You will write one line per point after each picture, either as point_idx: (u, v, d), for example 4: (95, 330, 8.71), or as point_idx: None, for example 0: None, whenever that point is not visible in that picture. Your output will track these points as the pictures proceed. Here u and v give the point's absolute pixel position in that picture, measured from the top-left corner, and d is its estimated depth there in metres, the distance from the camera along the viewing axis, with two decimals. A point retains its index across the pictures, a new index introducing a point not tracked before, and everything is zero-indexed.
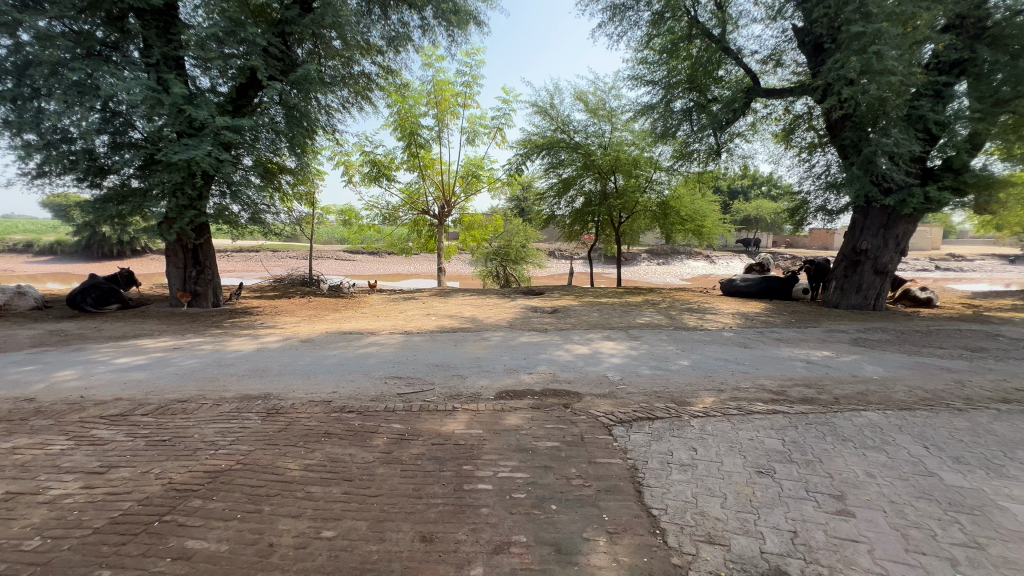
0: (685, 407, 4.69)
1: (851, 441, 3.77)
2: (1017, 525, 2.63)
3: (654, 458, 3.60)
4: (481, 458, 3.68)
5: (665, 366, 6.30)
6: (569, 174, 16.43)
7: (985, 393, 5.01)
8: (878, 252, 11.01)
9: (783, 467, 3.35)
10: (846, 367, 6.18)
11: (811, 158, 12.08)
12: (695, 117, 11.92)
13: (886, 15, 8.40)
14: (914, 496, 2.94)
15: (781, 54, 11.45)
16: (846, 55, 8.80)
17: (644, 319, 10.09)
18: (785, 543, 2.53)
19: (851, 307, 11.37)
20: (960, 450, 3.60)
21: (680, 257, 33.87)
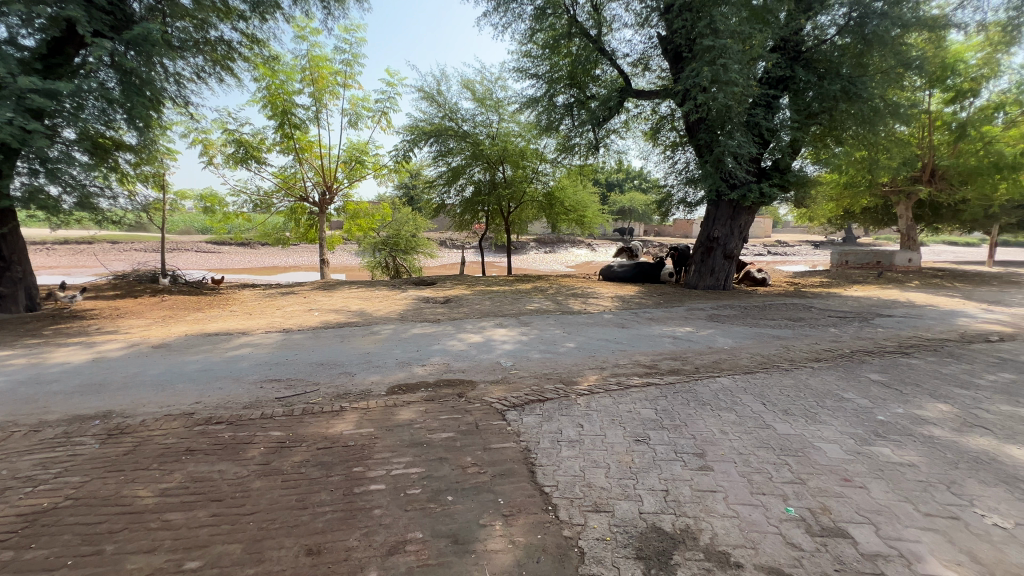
0: (572, 386, 4.99)
1: (708, 405, 4.33)
2: (828, 460, 3.25)
3: (545, 437, 3.76)
4: (372, 457, 3.51)
5: (553, 349, 6.62)
6: (458, 163, 16.26)
7: (804, 355, 6.11)
8: (726, 240, 12.73)
9: (655, 434, 3.73)
10: (704, 340, 7.09)
11: (674, 156, 13.49)
12: (575, 112, 12.55)
13: (730, 33, 9.63)
14: (756, 446, 3.47)
15: (648, 59, 12.52)
16: (699, 66, 9.91)
17: (534, 305, 10.49)
18: (658, 502, 2.81)
19: (707, 288, 13.02)
20: (787, 404, 4.33)
21: (565, 246, 35.84)
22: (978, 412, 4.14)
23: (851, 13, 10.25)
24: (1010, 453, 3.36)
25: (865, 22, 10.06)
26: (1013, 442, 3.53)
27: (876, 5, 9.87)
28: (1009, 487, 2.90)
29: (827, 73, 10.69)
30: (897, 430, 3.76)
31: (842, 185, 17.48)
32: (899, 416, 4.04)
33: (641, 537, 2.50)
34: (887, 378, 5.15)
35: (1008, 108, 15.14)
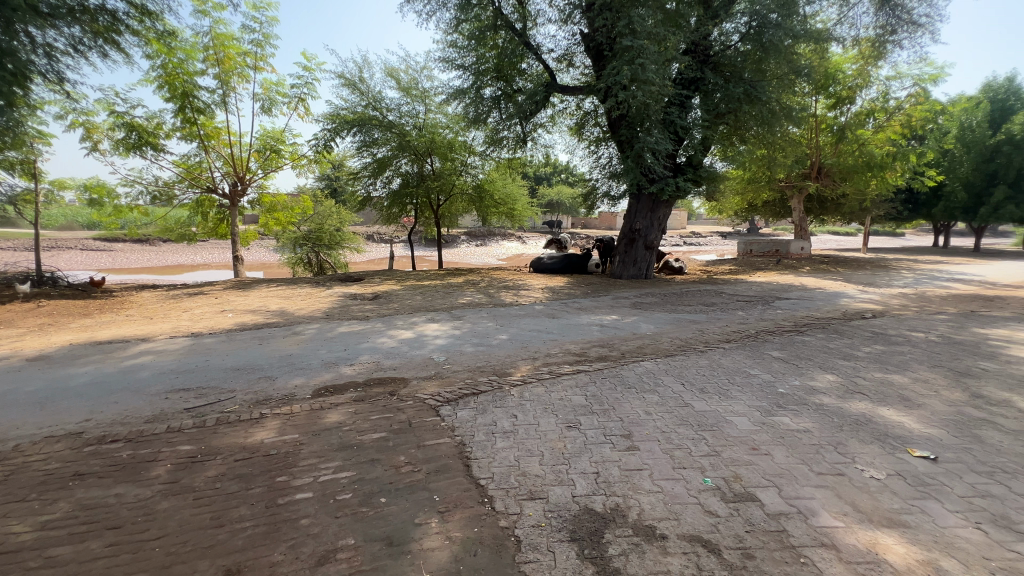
0: (505, 377, 5.03)
1: (633, 388, 4.56)
2: (739, 432, 3.55)
3: (479, 430, 3.76)
4: (298, 465, 3.31)
5: (486, 342, 6.64)
6: (384, 154, 15.65)
7: (716, 337, 6.64)
8: (647, 231, 13.46)
9: (586, 419, 3.87)
10: (628, 327, 7.46)
11: (597, 151, 13.98)
12: (502, 105, 12.56)
13: (646, 34, 10.10)
14: (677, 424, 3.72)
15: (572, 55, 12.82)
16: (619, 65, 10.31)
17: (466, 299, 10.43)
18: (590, 484, 2.92)
19: (631, 277, 13.70)
20: (703, 383, 4.68)
21: (496, 239, 35.98)
22: (858, 380, 4.73)
23: (751, 22, 11.14)
24: (883, 414, 3.88)
25: (763, 31, 10.98)
26: (884, 404, 4.09)
27: (771, 16, 10.80)
28: (882, 443, 3.35)
29: (732, 77, 11.58)
30: (794, 400, 4.19)
31: (746, 180, 19.12)
32: (796, 388, 4.51)
33: (575, 519, 2.58)
34: (786, 354, 5.73)
35: (877, 114, 17.38)
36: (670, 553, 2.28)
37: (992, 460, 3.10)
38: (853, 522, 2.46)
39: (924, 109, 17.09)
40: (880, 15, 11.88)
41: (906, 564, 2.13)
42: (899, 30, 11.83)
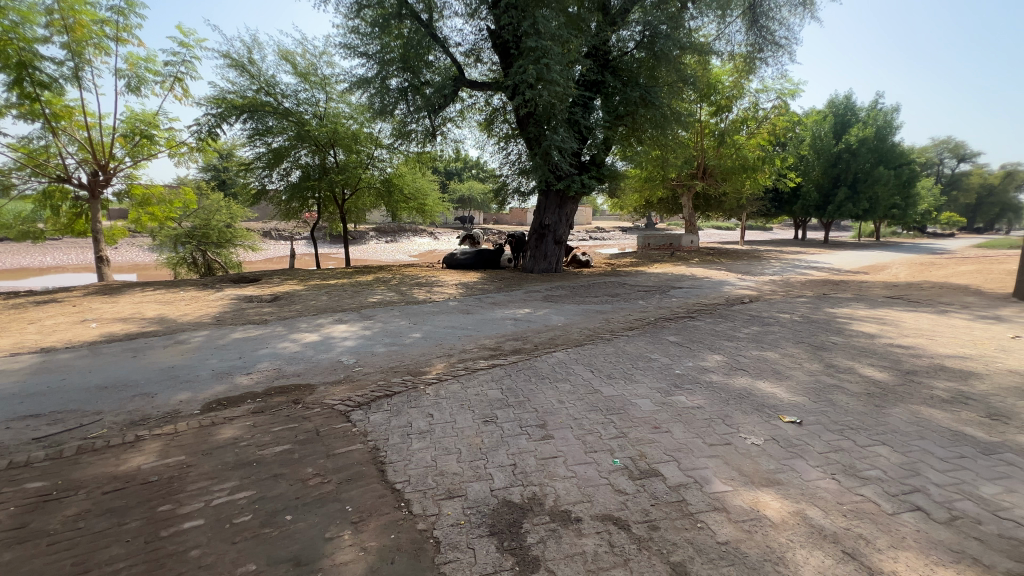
0: (420, 376, 4.92)
1: (546, 379, 4.71)
2: (642, 413, 3.82)
3: (394, 433, 3.63)
4: (185, 490, 2.94)
5: (399, 341, 6.44)
6: (280, 144, 14.45)
7: (621, 325, 7.08)
8: (556, 226, 13.92)
9: (502, 412, 3.91)
10: (541, 320, 7.68)
11: (507, 147, 14.16)
12: (410, 97, 12.16)
13: (550, 35, 10.39)
14: (588, 410, 3.90)
15: (479, 51, 12.80)
16: (526, 64, 10.49)
17: (376, 297, 10.01)
18: (508, 477, 2.96)
19: (542, 271, 14.11)
20: (610, 369, 4.97)
21: (407, 235, 35.06)
22: (739, 358, 5.32)
23: (644, 31, 11.99)
24: (760, 386, 4.40)
25: (654, 40, 11.88)
26: (760, 378, 4.64)
27: (661, 28, 11.75)
28: (760, 412, 3.80)
29: (629, 81, 12.36)
30: (688, 380, 4.60)
31: (644, 179, 20.63)
32: (690, 368, 4.96)
33: (493, 514, 2.59)
34: (681, 338, 6.28)
35: (749, 122, 19.70)
36: (584, 534, 2.38)
37: (842, 419, 3.66)
38: (739, 485, 2.75)
39: (785, 120, 19.71)
40: (750, 35, 13.45)
41: (780, 517, 2.44)
42: (765, 48, 13.47)
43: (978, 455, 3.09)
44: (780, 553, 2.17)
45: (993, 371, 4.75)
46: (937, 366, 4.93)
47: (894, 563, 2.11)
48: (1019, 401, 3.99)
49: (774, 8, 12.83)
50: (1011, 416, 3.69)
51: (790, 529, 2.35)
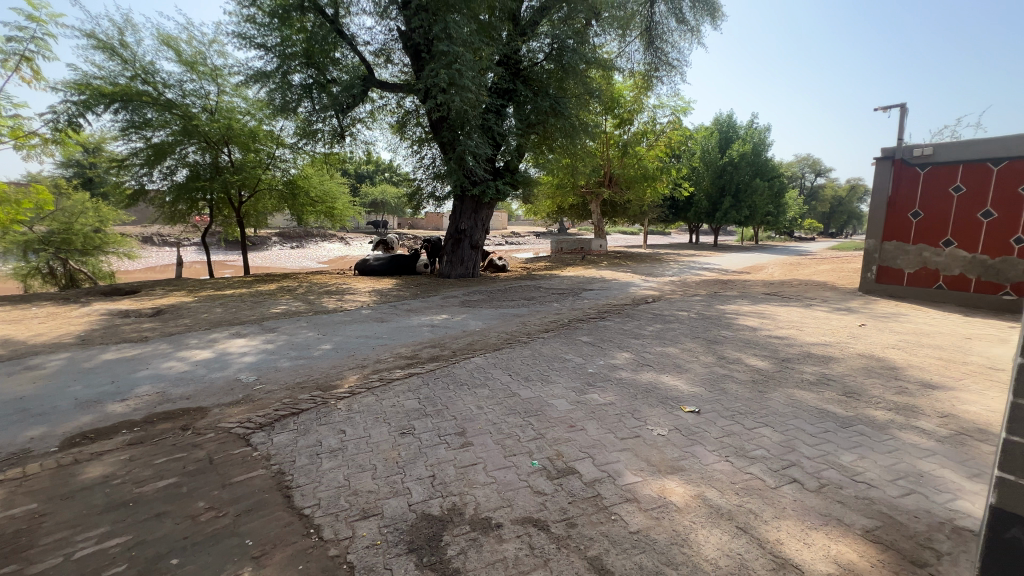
0: (330, 391, 4.63)
1: (464, 385, 4.66)
2: (558, 413, 3.93)
3: (302, 454, 3.37)
4: (38, 544, 2.47)
5: (307, 354, 6.01)
6: (162, 139, 12.87)
7: (537, 327, 7.25)
8: (472, 231, 13.92)
9: (420, 423, 3.80)
10: (458, 325, 7.62)
11: (420, 151, 13.91)
12: (314, 95, 11.46)
13: (462, 41, 10.38)
14: (507, 414, 3.92)
15: (390, 51, 12.45)
16: (438, 68, 10.38)
17: (280, 307, 9.27)
18: (427, 489, 2.87)
19: (459, 276, 14.04)
20: (527, 372, 5.05)
21: (315, 240, 33.01)
22: (645, 354, 5.69)
23: (552, 44, 12.48)
24: (664, 380, 4.74)
25: (562, 53, 12.41)
26: (664, 372, 4.99)
27: (568, 42, 12.32)
28: (664, 404, 4.08)
29: (539, 91, 12.75)
30: (600, 378, 4.82)
31: (555, 185, 21.42)
32: (601, 367, 5.20)
33: (412, 529, 2.50)
34: (594, 338, 6.58)
35: (649, 135, 21.29)
36: (505, 539, 2.38)
37: (733, 405, 4.06)
38: (647, 475, 2.93)
39: (679, 134, 21.60)
40: (648, 55, 14.56)
41: (684, 501, 2.63)
42: (660, 68, 14.64)
43: (838, 428, 3.59)
44: (685, 535, 2.34)
45: (847, 356, 5.57)
46: (805, 353, 5.66)
47: (777, 531, 2.36)
48: (866, 380, 4.71)
49: (667, 32, 14.03)
50: (861, 393, 4.35)
51: (692, 511, 2.54)
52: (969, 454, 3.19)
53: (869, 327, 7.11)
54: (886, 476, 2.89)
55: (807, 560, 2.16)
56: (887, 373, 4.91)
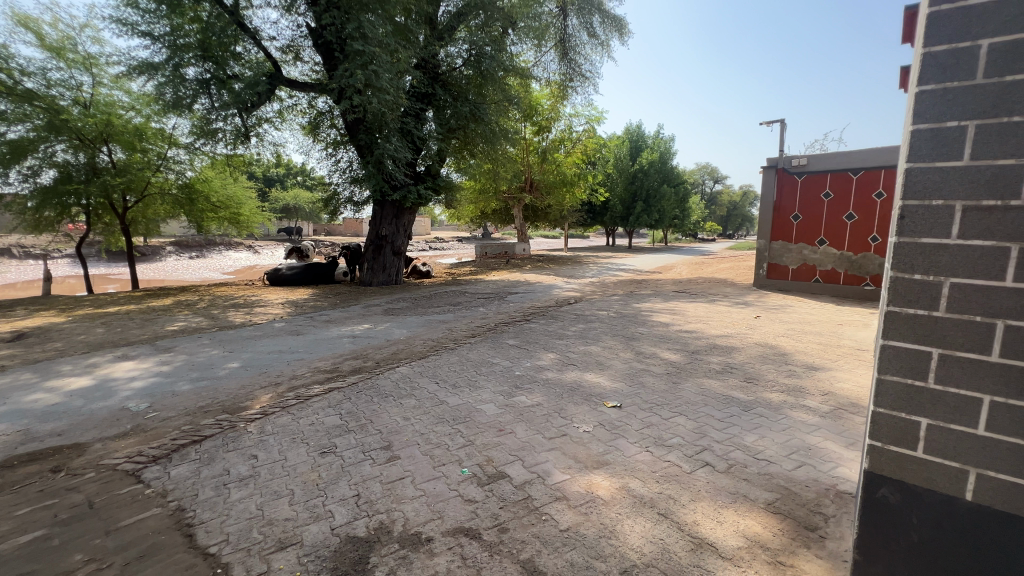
0: (239, 413, 4.23)
1: (390, 396, 4.49)
2: (487, 417, 3.91)
3: (206, 486, 3.03)
4: None
5: (210, 374, 5.44)
6: (22, 135, 11.06)
7: (464, 333, 7.19)
8: (393, 237, 13.52)
9: (341, 440, 3.59)
10: (382, 334, 7.34)
11: (336, 154, 13.26)
12: (213, 91, 10.48)
13: (378, 42, 10.05)
14: (435, 423, 3.83)
15: (299, 48, 11.75)
16: (352, 67, 9.96)
17: (177, 324, 8.33)
18: (351, 510, 2.71)
19: (381, 284, 13.57)
20: (455, 378, 4.98)
21: (218, 249, 30.23)
22: (569, 354, 5.86)
23: (470, 50, 12.53)
24: (588, 378, 4.92)
25: (481, 59, 12.49)
26: (587, 370, 5.18)
27: (486, 49, 12.45)
28: (588, 402, 4.23)
29: (459, 96, 12.73)
30: (527, 380, 4.89)
31: (478, 190, 21.51)
32: (527, 368, 5.28)
33: (336, 555, 2.34)
34: (520, 340, 6.66)
35: (566, 142, 22.10)
36: (437, 554, 2.31)
37: (650, 397, 4.31)
38: (575, 472, 3.00)
39: (594, 142, 22.68)
40: (563, 65, 15.12)
41: (610, 494, 2.73)
42: (575, 78, 15.27)
43: (740, 412, 3.94)
44: (612, 527, 2.43)
45: (745, 345, 6.15)
46: (711, 345, 6.17)
47: (694, 514, 2.53)
48: (762, 366, 5.23)
49: (580, 44, 14.69)
50: (758, 378, 4.82)
51: (618, 503, 2.64)
52: (845, 426, 3.66)
53: (763, 318, 7.91)
54: (781, 452, 3.22)
55: (720, 537, 2.33)
56: (778, 359, 5.48)
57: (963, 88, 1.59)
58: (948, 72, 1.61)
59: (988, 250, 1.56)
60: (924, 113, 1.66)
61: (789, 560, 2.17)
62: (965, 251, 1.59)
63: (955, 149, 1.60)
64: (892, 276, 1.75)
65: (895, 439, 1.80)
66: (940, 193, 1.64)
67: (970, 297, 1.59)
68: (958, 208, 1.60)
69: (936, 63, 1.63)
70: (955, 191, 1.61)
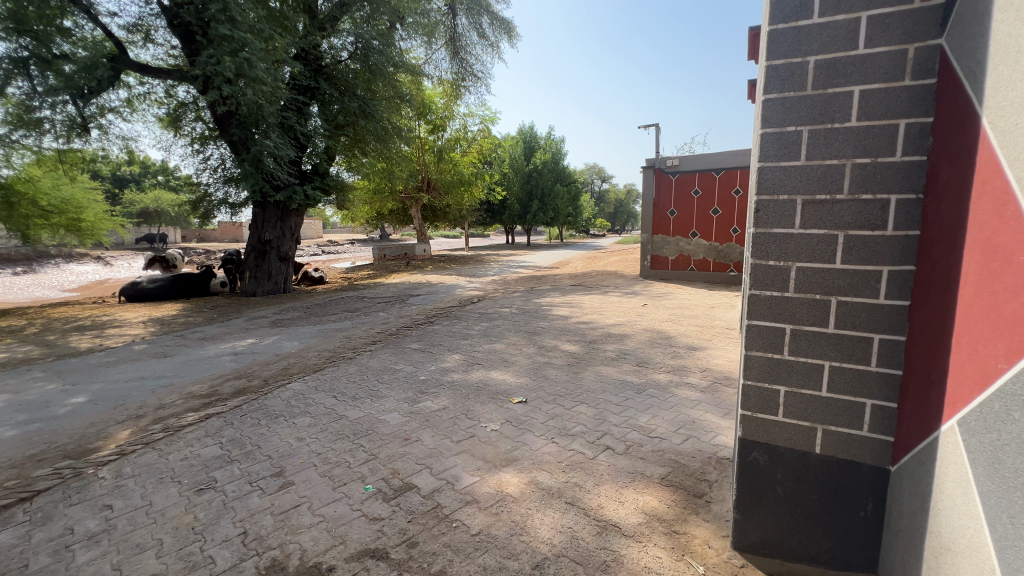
0: (87, 457, 3.54)
1: (280, 417, 4.09)
2: (390, 428, 3.74)
3: (42, 552, 2.48)
4: None
5: (45, 414, 4.50)
6: None
7: (363, 340, 6.83)
8: (279, 242, 12.39)
9: (222, 473, 3.17)
10: (269, 349, 6.67)
11: (203, 151, 11.73)
12: (34, 72, 8.66)
13: (248, 27, 9.04)
14: (333, 440, 3.56)
15: (149, 28, 10.16)
16: (219, 53, 8.86)
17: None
18: (236, 551, 2.40)
19: (267, 293, 12.36)
20: (354, 390, 4.69)
21: (53, 262, 25.29)
22: (473, 354, 5.84)
23: (356, 43, 11.93)
24: (493, 376, 4.94)
25: (368, 53, 11.95)
26: (492, 368, 5.20)
27: (373, 43, 11.92)
28: (494, 400, 4.24)
29: (346, 91, 12.06)
30: (432, 384, 4.76)
31: (372, 190, 20.58)
32: (432, 372, 5.15)
33: None
34: (423, 344, 6.49)
35: (462, 142, 22.13)
36: None
37: (554, 389, 4.45)
38: (484, 472, 2.98)
39: (489, 142, 22.97)
40: (454, 64, 15.03)
41: (519, 490, 2.75)
42: (467, 78, 15.26)
43: (634, 395, 4.23)
44: (522, 523, 2.44)
45: (636, 332, 6.64)
46: (606, 334, 6.57)
47: (598, 497, 2.65)
48: (651, 350, 5.68)
49: (470, 44, 14.72)
50: (648, 362, 5.23)
51: (527, 498, 2.67)
52: (721, 398, 4.11)
53: (649, 306, 8.62)
54: (671, 428, 3.51)
55: (622, 516, 2.47)
56: (664, 342, 6.00)
57: (798, 98, 1.83)
58: (785, 83, 1.85)
59: (823, 238, 1.82)
60: (771, 118, 1.88)
61: (682, 528, 2.36)
62: (807, 239, 1.85)
63: (794, 150, 1.84)
64: (753, 263, 1.96)
65: (761, 407, 2.03)
66: (785, 190, 1.87)
67: (812, 278, 1.85)
68: (799, 202, 1.85)
69: (776, 74, 1.86)
70: (797, 187, 1.85)
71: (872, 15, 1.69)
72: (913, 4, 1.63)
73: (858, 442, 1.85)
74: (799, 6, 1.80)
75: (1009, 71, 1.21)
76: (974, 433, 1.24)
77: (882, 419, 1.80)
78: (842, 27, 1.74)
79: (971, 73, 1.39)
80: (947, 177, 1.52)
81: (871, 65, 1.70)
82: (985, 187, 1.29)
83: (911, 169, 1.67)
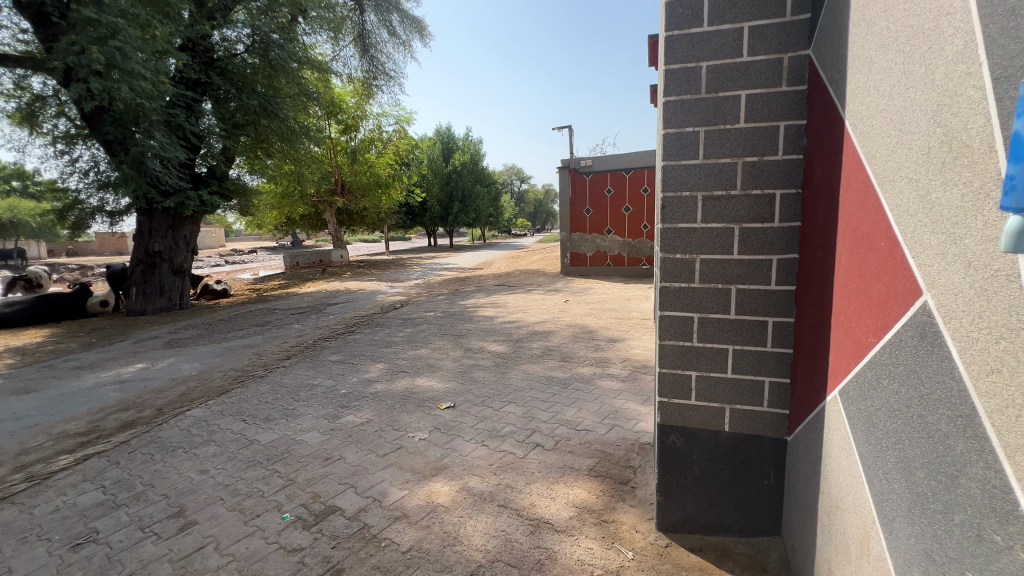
0: None
1: (178, 449, 3.65)
2: (309, 448, 3.48)
3: None
4: None
5: None
6: None
7: (275, 356, 6.31)
8: (171, 252, 11.13)
9: (105, 521, 2.75)
10: (163, 374, 5.92)
11: (70, 151, 10.16)
12: None
13: (120, 12, 7.92)
14: (242, 469, 3.24)
15: None
16: (83, 41, 7.71)
17: None
18: None
19: (159, 310, 11.03)
20: (266, 410, 4.32)
21: None
22: (398, 361, 5.64)
23: (254, 36, 11.03)
24: (419, 383, 4.79)
25: (267, 48, 11.09)
26: (418, 375, 5.05)
27: (273, 36, 11.10)
28: (422, 408, 4.10)
29: (243, 87, 11.11)
30: (355, 397, 4.50)
31: (279, 194, 19.22)
32: (355, 385, 4.88)
33: None
34: (343, 355, 6.15)
35: (377, 142, 21.35)
36: None
37: (482, 391, 4.41)
38: (414, 484, 2.87)
39: (405, 142, 22.43)
40: (364, 62, 14.38)
41: (451, 500, 2.68)
42: (379, 77, 14.71)
43: (561, 390, 4.33)
44: (454, 533, 2.38)
45: (559, 328, 6.81)
46: (531, 332, 6.66)
47: (530, 496, 2.66)
48: (575, 345, 5.85)
49: (381, 42, 14.24)
50: (571, 357, 5.37)
51: (459, 506, 2.61)
52: (640, 386, 4.33)
53: (570, 302, 8.88)
54: (596, 419, 3.62)
55: (553, 512, 2.50)
56: (587, 337, 6.20)
57: (694, 100, 1.95)
58: (682, 86, 1.96)
59: (722, 231, 1.96)
60: (671, 120, 1.99)
61: (610, 516, 2.44)
62: (707, 232, 1.98)
63: (693, 150, 1.97)
64: (663, 256, 2.06)
65: (676, 393, 2.14)
66: (687, 187, 1.98)
67: (714, 269, 1.98)
68: (700, 198, 1.97)
69: (674, 78, 1.97)
70: (698, 184, 1.97)
71: (753, 25, 1.85)
72: (785, 17, 1.81)
73: (761, 417, 2.02)
74: (690, 15, 1.92)
75: (863, 79, 1.37)
76: (853, 401, 1.40)
77: (779, 394, 1.98)
78: (727, 36, 1.88)
79: (833, 82, 1.57)
80: (820, 175, 1.70)
81: (755, 70, 1.86)
82: (850, 183, 1.46)
83: (791, 166, 1.85)
